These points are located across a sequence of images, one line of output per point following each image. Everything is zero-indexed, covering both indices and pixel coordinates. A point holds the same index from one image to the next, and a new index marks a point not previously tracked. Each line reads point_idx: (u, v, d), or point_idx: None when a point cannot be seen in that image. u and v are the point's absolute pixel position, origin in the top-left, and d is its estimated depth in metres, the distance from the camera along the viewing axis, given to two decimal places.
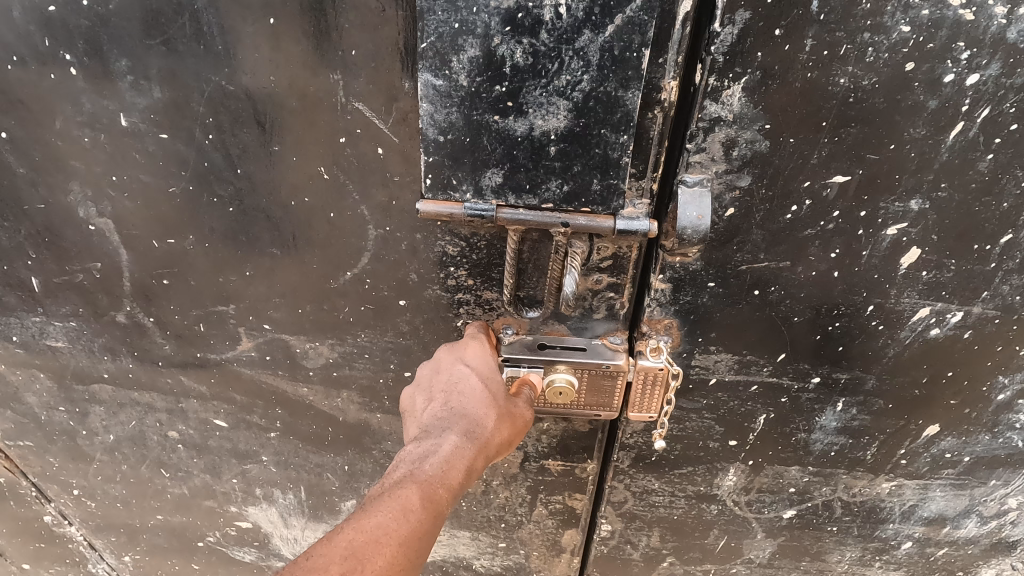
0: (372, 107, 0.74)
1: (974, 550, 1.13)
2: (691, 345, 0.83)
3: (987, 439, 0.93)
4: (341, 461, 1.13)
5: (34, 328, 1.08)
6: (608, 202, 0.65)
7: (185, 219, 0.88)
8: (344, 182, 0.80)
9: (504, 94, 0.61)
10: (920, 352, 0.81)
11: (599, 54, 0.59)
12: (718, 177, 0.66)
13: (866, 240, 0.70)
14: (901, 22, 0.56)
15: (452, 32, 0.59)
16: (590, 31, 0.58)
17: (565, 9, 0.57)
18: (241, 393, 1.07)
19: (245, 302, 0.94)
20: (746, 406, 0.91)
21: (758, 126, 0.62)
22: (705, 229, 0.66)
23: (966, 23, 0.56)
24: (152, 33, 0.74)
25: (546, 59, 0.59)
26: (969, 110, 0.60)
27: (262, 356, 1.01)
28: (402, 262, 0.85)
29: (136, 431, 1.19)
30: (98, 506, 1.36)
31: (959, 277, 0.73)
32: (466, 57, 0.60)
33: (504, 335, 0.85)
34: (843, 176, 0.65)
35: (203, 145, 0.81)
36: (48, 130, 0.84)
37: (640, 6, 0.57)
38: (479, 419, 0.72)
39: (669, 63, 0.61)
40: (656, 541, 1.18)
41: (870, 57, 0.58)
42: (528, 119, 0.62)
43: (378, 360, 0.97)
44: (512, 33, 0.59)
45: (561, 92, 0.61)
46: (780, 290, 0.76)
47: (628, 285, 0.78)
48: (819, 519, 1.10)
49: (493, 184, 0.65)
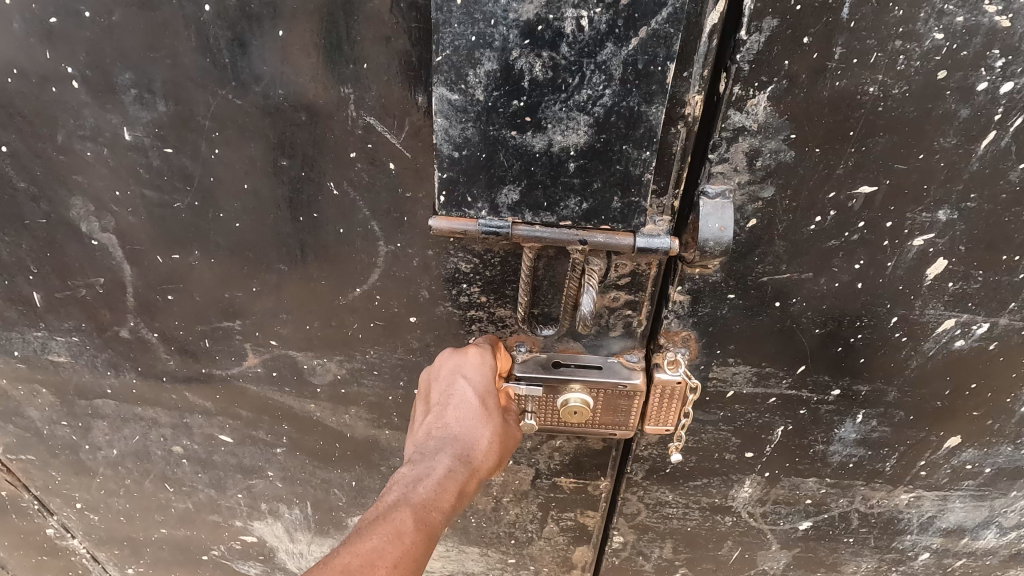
0: (383, 118, 0.72)
1: (992, 560, 1.11)
2: (709, 357, 0.81)
3: (1010, 450, 0.91)
4: (348, 476, 1.11)
5: (36, 343, 1.06)
6: (629, 220, 0.64)
7: (191, 235, 0.86)
8: (355, 199, 0.78)
9: (522, 109, 0.60)
10: (943, 364, 0.79)
11: (622, 68, 0.57)
12: (741, 188, 0.65)
13: (891, 251, 0.68)
14: (935, 29, 0.54)
15: (469, 45, 0.57)
16: (613, 45, 0.56)
17: (587, 22, 0.55)
18: (247, 409, 1.06)
19: (252, 318, 0.93)
20: (764, 418, 0.89)
21: (783, 135, 0.61)
22: (728, 241, 0.64)
23: (1001, 30, 0.54)
24: (155, 46, 0.72)
25: (567, 73, 0.58)
26: (1002, 119, 0.58)
27: (269, 372, 0.99)
28: (413, 279, 0.83)
29: (140, 446, 1.18)
30: (101, 519, 1.34)
31: (986, 288, 0.71)
32: (483, 72, 0.58)
33: (518, 352, 0.83)
34: (870, 186, 0.64)
35: (209, 160, 0.79)
36: (50, 144, 0.82)
37: (666, 18, 0.55)
38: (474, 438, 0.71)
39: (694, 78, 0.59)
40: (669, 553, 1.16)
41: (901, 65, 0.56)
42: (547, 134, 0.60)
43: (387, 377, 0.95)
44: (531, 46, 0.57)
45: (582, 107, 0.59)
46: (801, 302, 0.74)
47: (646, 303, 0.76)
48: (836, 530, 1.08)
49: (510, 201, 0.64)
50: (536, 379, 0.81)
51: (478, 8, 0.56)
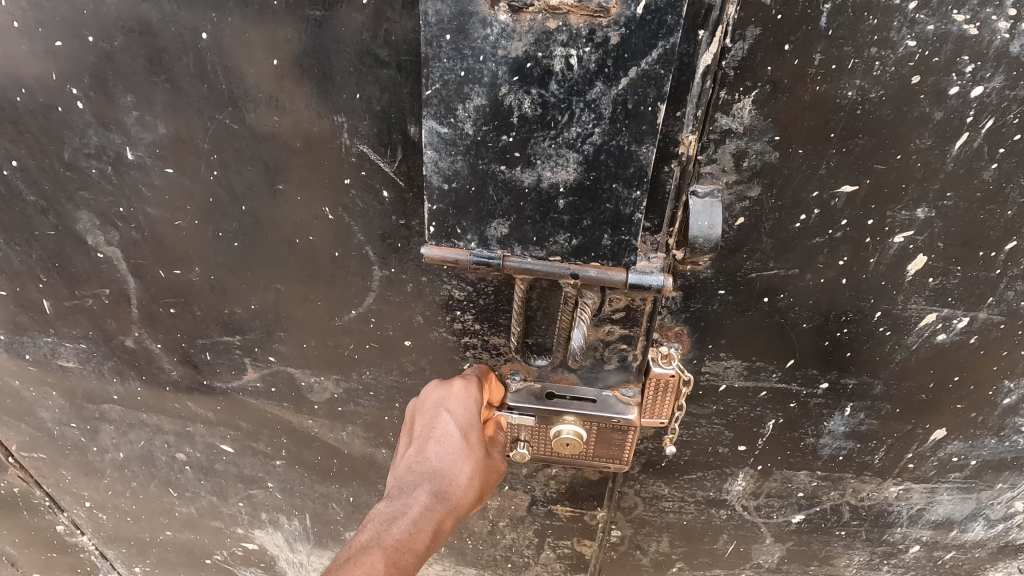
0: (376, 148, 0.74)
1: (981, 553, 1.14)
2: (702, 351, 0.84)
3: (994, 442, 0.94)
4: (346, 492, 1.14)
5: (44, 349, 1.10)
6: (619, 256, 0.65)
7: (191, 252, 0.90)
8: (349, 224, 0.81)
9: (512, 144, 0.62)
10: (927, 357, 0.82)
11: (612, 107, 0.59)
12: (729, 188, 0.68)
13: (873, 247, 0.72)
14: (908, 37, 0.57)
15: (458, 80, 0.60)
16: (602, 83, 0.58)
17: (576, 60, 0.57)
18: (247, 422, 1.09)
19: (251, 334, 0.97)
20: (755, 412, 0.92)
21: (768, 137, 0.64)
22: (717, 238, 0.65)
23: (970, 38, 0.57)
24: (156, 70, 0.76)
25: (556, 111, 0.59)
26: (974, 121, 0.62)
27: (268, 387, 1.03)
28: (407, 304, 0.86)
29: (145, 450, 1.21)
30: (109, 518, 1.37)
31: (965, 283, 0.74)
32: (472, 106, 0.61)
33: (512, 381, 0.85)
34: (851, 186, 0.67)
35: (208, 181, 0.83)
36: (58, 160, 0.87)
37: (656, 59, 0.56)
38: (452, 476, 0.73)
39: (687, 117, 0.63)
40: (666, 547, 1.19)
41: (877, 71, 0.59)
42: (536, 169, 0.62)
43: (383, 399, 0.98)
44: (521, 83, 0.59)
45: (571, 144, 0.61)
46: (789, 297, 0.77)
47: (641, 336, 0.80)
48: (828, 523, 1.11)
49: (499, 235, 0.66)
50: (528, 411, 0.82)
51: (467, 45, 0.58)
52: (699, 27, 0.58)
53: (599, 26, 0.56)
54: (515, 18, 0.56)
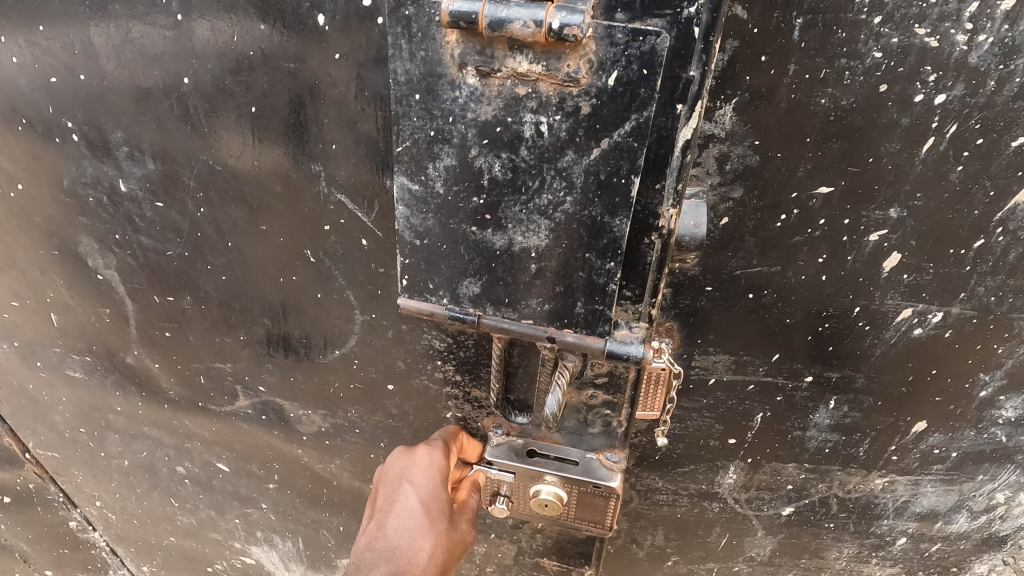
0: (353, 198, 0.82)
1: (966, 545, 1.17)
2: (692, 346, 0.89)
3: (973, 435, 0.98)
4: (336, 520, 1.22)
5: (54, 358, 1.19)
6: (593, 326, 0.68)
7: (184, 282, 1.00)
8: (330, 267, 0.90)
9: (482, 206, 0.66)
10: (905, 350, 0.87)
11: (583, 176, 0.61)
12: (713, 190, 0.73)
13: (850, 245, 0.76)
14: (874, 49, 0.62)
15: (428, 139, 0.64)
16: (573, 152, 0.60)
17: (546, 128, 0.60)
18: (241, 445, 1.18)
19: (240, 364, 1.06)
20: (744, 405, 0.96)
21: (748, 142, 0.69)
22: (701, 235, 0.72)
23: (931, 50, 0.62)
24: (144, 110, 0.86)
25: (527, 176, 0.63)
26: (939, 127, 0.66)
27: (258, 414, 1.12)
28: (388, 350, 0.95)
29: (148, 460, 1.28)
30: (118, 519, 1.41)
31: (938, 279, 0.78)
32: (442, 165, 0.65)
33: (495, 434, 0.89)
34: (828, 187, 0.71)
35: (196, 216, 0.92)
36: (59, 187, 0.97)
37: (628, 132, 0.58)
38: (410, 552, 0.80)
39: (668, 191, 0.63)
40: (661, 540, 1.22)
41: (847, 80, 0.64)
42: (507, 232, 0.66)
43: (368, 436, 1.07)
44: (490, 147, 0.62)
45: (542, 210, 0.64)
46: (773, 293, 0.81)
47: (623, 404, 0.84)
48: (817, 516, 1.14)
49: (471, 294, 0.71)
50: (507, 466, 0.86)
51: (437, 107, 0.62)
52: (678, 102, 0.57)
53: (568, 96, 0.58)
54: (483, 84, 0.59)
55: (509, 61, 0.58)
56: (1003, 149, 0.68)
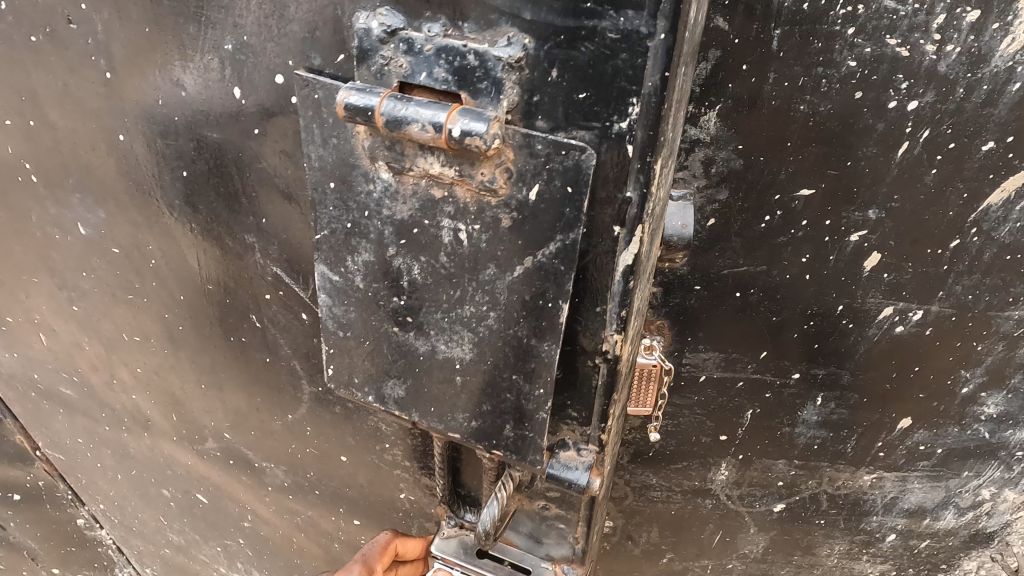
0: (289, 275, 0.93)
1: (954, 541, 1.20)
2: (682, 344, 0.92)
3: (957, 431, 1.01)
4: (306, 568, 1.35)
5: (50, 375, 1.30)
6: (525, 455, 0.66)
7: (147, 327, 1.13)
8: (275, 335, 1.01)
9: (403, 308, 0.65)
10: (888, 347, 0.90)
11: (506, 294, 0.59)
12: (699, 192, 0.76)
13: (832, 245, 0.79)
14: (849, 58, 0.66)
15: (347, 231, 0.64)
16: (495, 267, 0.58)
17: (464, 236, 0.58)
18: (213, 479, 1.31)
19: (203, 407, 1.19)
20: (734, 402, 0.99)
21: (732, 146, 0.72)
22: (688, 236, 0.76)
23: (903, 59, 0.66)
24: (93, 165, 0.97)
25: (448, 286, 0.61)
26: (912, 132, 0.70)
27: (225, 457, 1.25)
28: (340, 425, 1.07)
29: (139, 479, 1.39)
30: (121, 522, 1.50)
31: (917, 278, 0.82)
32: (360, 260, 0.65)
33: (447, 524, 0.96)
34: (809, 190, 0.75)
35: (151, 269, 1.05)
36: (30, 226, 1.09)
37: (554, 252, 0.55)
38: None
39: (613, 319, 0.60)
40: (656, 537, 1.25)
41: (824, 87, 0.68)
42: (430, 340, 0.65)
43: (327, 497, 1.20)
44: (408, 247, 0.61)
45: (466, 323, 0.62)
46: (759, 291, 0.85)
47: (579, 521, 0.82)
48: (808, 512, 1.17)
49: (396, 395, 0.70)
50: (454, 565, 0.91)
51: (354, 200, 0.62)
52: (614, 223, 0.55)
53: (486, 206, 0.56)
54: (397, 181, 0.58)
55: (419, 161, 0.56)
56: (974, 152, 0.71)
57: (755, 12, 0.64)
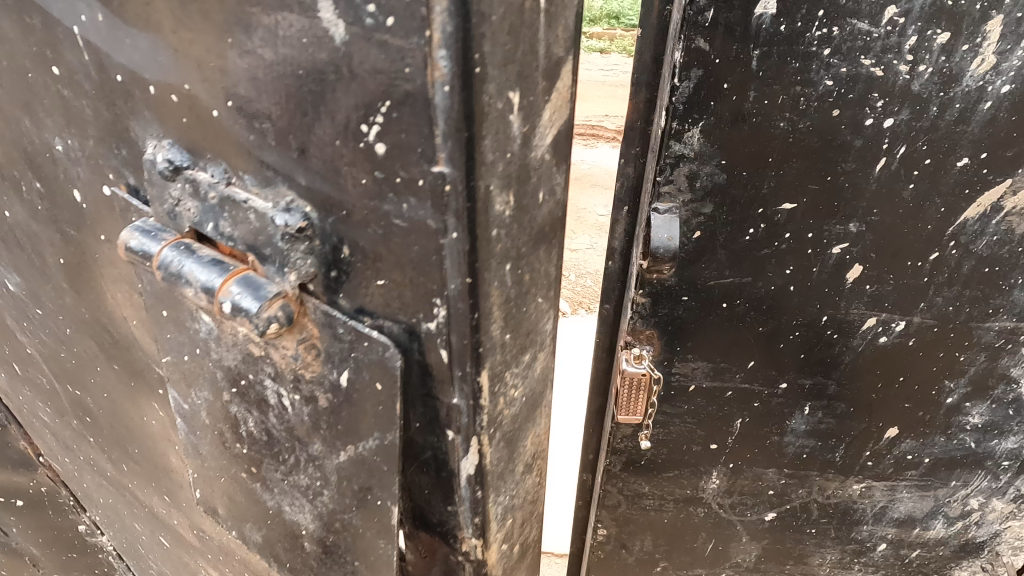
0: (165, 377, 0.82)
1: (944, 551, 1.21)
2: (671, 353, 0.94)
3: (944, 440, 1.03)
4: None
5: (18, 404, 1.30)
6: None
7: (66, 393, 1.08)
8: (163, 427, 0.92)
9: (247, 455, 0.68)
10: (873, 357, 0.92)
11: (335, 473, 0.60)
12: (684, 206, 0.79)
13: (815, 257, 0.82)
14: (825, 78, 0.68)
15: (186, 368, 0.66)
16: (322, 444, 0.59)
17: (289, 408, 0.59)
18: (160, 535, 1.26)
19: (130, 472, 1.14)
20: (723, 410, 1.02)
21: (715, 161, 0.75)
22: (674, 248, 0.80)
23: (877, 79, 0.68)
24: None
25: (287, 447, 0.63)
26: (889, 148, 0.73)
27: (161, 518, 1.20)
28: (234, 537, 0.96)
29: (112, 511, 1.36)
30: (117, 538, 1.47)
31: (898, 290, 0.84)
32: (203, 400, 0.67)
33: None
34: (791, 204, 0.77)
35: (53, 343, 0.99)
36: None
37: (371, 450, 0.56)
38: None
39: (466, 515, 0.63)
40: (650, 546, 1.26)
41: (802, 105, 0.70)
42: (276, 491, 0.68)
43: None
44: (242, 397, 0.63)
45: (305, 487, 0.64)
46: (745, 302, 0.87)
47: None
48: (799, 521, 1.18)
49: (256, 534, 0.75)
50: None
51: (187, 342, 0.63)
52: (451, 428, 0.56)
53: (302, 378, 0.56)
54: (218, 331, 0.58)
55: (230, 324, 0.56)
56: (950, 168, 0.74)
57: (734, 34, 0.66)
